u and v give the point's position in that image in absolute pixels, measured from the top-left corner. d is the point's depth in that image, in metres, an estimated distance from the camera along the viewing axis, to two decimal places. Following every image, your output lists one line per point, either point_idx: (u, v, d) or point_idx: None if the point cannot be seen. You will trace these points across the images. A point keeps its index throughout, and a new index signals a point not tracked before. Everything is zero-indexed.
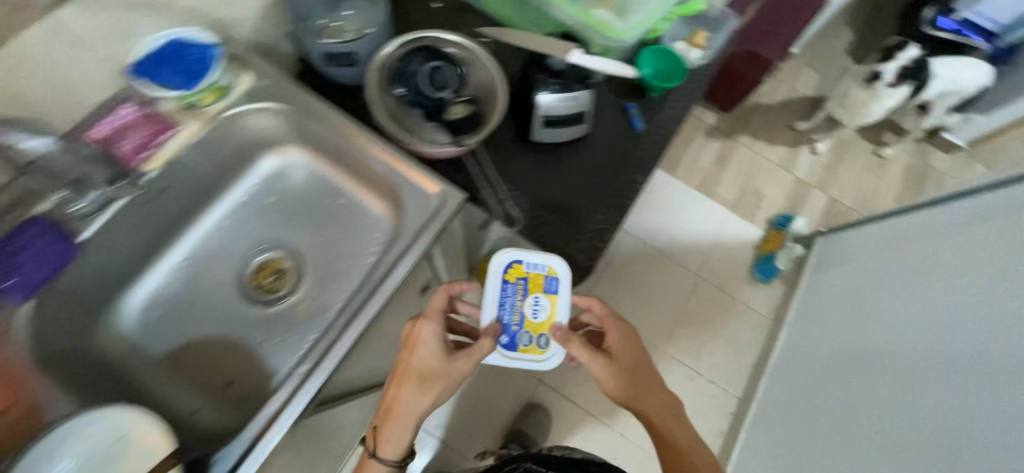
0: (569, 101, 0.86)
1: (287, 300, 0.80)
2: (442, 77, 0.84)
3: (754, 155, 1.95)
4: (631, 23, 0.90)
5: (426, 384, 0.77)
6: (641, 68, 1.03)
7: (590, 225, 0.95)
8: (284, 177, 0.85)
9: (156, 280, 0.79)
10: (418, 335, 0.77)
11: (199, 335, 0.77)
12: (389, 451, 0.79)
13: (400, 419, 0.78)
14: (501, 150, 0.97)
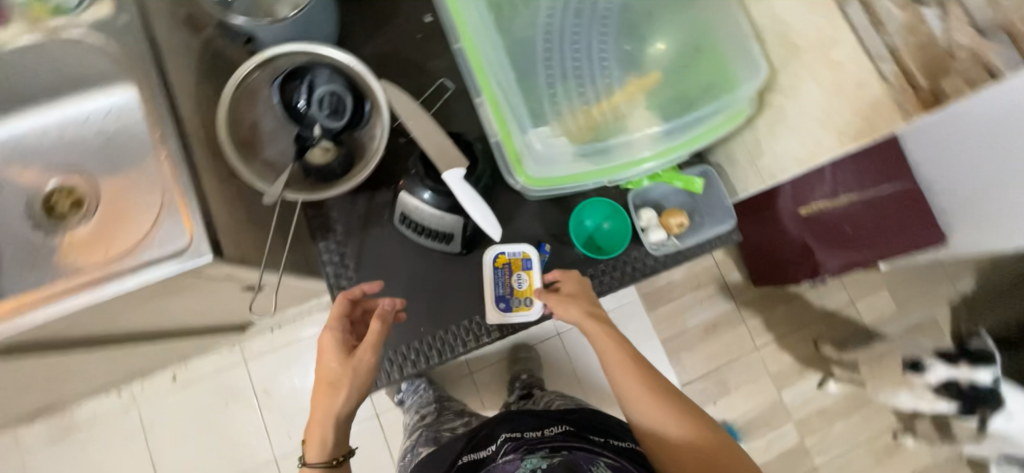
0: (441, 217, 0.73)
1: (61, 234, 0.75)
2: (324, 105, 0.71)
3: (758, 351, 1.37)
4: (550, 171, 0.70)
5: (353, 367, 0.68)
6: (581, 218, 0.85)
7: (400, 352, 0.79)
8: (128, 114, 0.77)
9: None
10: (321, 341, 0.70)
11: None
12: (318, 451, 0.68)
13: (315, 415, 0.68)
14: (371, 215, 0.82)
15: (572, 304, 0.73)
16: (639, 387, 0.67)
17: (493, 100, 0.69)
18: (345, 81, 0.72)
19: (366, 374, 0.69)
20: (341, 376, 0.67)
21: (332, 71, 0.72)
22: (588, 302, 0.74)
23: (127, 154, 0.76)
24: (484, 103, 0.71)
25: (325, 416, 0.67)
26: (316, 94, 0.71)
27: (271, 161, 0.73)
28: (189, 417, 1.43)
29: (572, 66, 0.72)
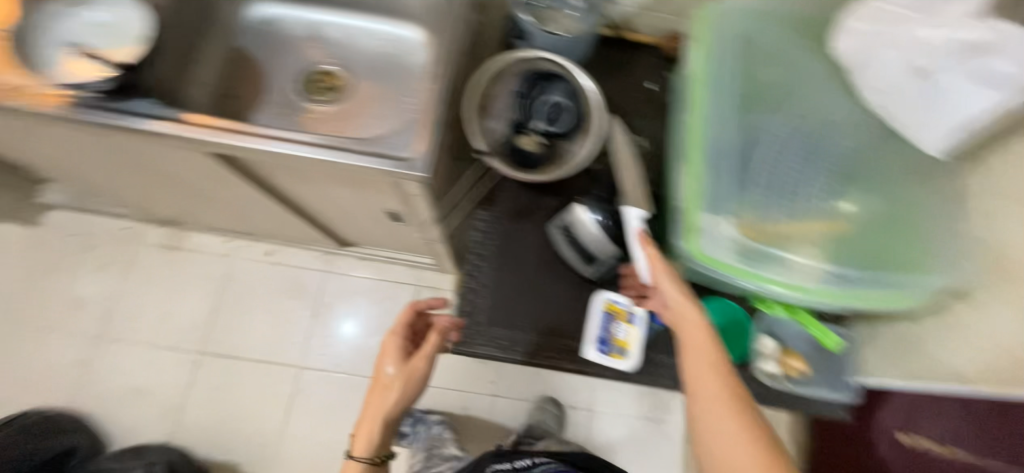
0: (604, 240, 0.80)
1: (311, 104, 0.92)
2: (550, 112, 0.85)
3: None
4: (715, 253, 0.74)
5: (411, 371, 0.80)
6: (707, 312, 0.87)
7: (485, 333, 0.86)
8: (406, 49, 0.95)
9: (285, 14, 0.95)
10: (385, 345, 0.84)
11: (259, 63, 0.93)
12: (363, 448, 0.79)
13: (370, 411, 0.80)
14: (533, 210, 0.91)
15: (665, 280, 0.72)
16: (706, 367, 0.66)
17: (696, 174, 0.76)
18: (572, 92, 0.87)
19: (417, 382, 0.80)
20: (393, 383, 0.79)
21: (565, 83, 0.87)
22: (682, 288, 0.72)
23: (390, 75, 0.94)
24: (685, 173, 0.77)
25: (380, 411, 0.79)
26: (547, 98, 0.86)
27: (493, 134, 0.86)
28: (261, 291, 1.58)
29: (781, 178, 0.76)
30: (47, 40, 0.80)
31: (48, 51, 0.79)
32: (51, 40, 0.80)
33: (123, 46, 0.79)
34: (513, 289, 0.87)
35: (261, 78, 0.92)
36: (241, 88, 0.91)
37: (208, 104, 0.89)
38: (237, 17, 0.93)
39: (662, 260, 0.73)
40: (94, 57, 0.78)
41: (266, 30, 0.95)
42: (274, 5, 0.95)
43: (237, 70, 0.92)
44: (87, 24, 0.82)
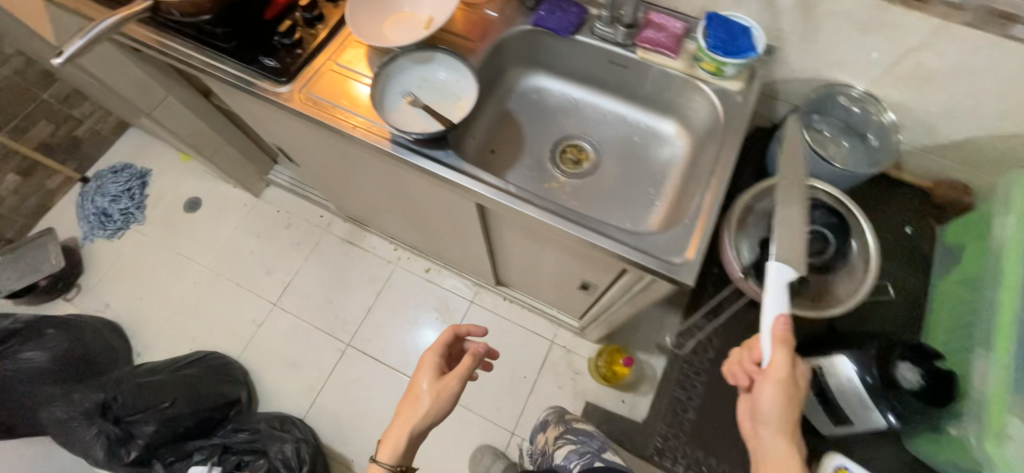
0: (857, 391, 0.78)
1: (558, 172, 0.98)
2: (814, 245, 0.81)
3: None
4: None
5: (436, 391, 0.82)
6: None
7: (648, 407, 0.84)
8: (659, 141, 0.98)
9: (555, 87, 1.03)
10: (423, 358, 0.87)
11: (521, 126, 1.02)
12: (387, 453, 0.78)
13: (399, 421, 0.80)
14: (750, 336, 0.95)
15: (771, 390, 0.63)
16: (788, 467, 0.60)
17: (1008, 362, 0.68)
18: (843, 218, 0.81)
19: (445, 404, 0.81)
20: (439, 391, 0.82)
21: (833, 209, 0.82)
22: (785, 411, 0.63)
23: (641, 162, 0.97)
24: (990, 358, 0.70)
25: (403, 429, 0.79)
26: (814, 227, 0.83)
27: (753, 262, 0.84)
28: (413, 303, 1.68)
29: None
30: (393, 91, 0.85)
31: (397, 103, 0.85)
32: (398, 91, 0.85)
33: (466, 104, 0.84)
34: (718, 419, 0.93)
35: (522, 140, 1.01)
36: (503, 145, 1.00)
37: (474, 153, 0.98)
38: (513, 81, 1.03)
39: (784, 369, 0.63)
40: (442, 115, 0.83)
41: (536, 98, 1.03)
42: (547, 77, 1.03)
43: (502, 128, 1.01)
44: (423, 78, 0.86)
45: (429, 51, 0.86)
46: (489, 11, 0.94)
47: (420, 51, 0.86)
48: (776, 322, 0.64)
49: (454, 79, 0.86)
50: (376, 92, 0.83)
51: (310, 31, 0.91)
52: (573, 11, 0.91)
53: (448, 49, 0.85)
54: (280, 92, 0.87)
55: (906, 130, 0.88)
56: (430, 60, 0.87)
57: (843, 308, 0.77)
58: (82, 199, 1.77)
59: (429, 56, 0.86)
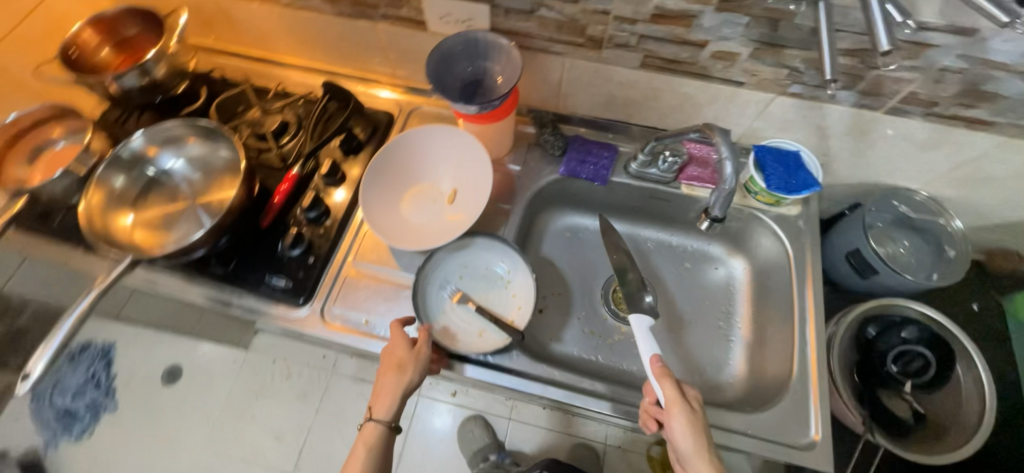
0: None
1: (618, 321, 0.88)
2: (914, 366, 0.75)
3: None
4: None
5: (406, 365, 0.66)
6: None
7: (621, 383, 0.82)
8: (712, 264, 0.90)
9: (590, 223, 0.94)
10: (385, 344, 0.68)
11: (562, 272, 0.92)
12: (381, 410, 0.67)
13: (382, 382, 0.66)
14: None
15: (681, 427, 0.60)
16: None
17: None
18: (933, 331, 0.75)
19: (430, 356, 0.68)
20: (411, 357, 0.66)
21: (920, 324, 0.76)
22: (700, 439, 0.59)
23: (705, 293, 0.88)
24: None
25: (393, 392, 0.66)
26: (908, 347, 0.75)
27: (857, 398, 0.77)
28: None
29: None
30: (438, 291, 0.76)
31: (443, 302, 0.76)
32: (441, 287, 0.77)
33: (521, 299, 0.77)
34: None
35: (567, 288, 0.90)
36: (549, 301, 0.89)
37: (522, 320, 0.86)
38: (546, 226, 0.94)
39: (680, 399, 0.61)
40: (499, 315, 0.75)
41: (571, 238, 0.94)
42: (580, 215, 0.95)
43: (544, 282, 0.90)
44: (465, 266, 0.79)
45: (471, 240, 0.78)
46: (512, 164, 0.87)
47: (459, 241, 0.78)
48: (651, 360, 0.66)
49: (500, 266, 0.78)
50: (419, 293, 0.74)
51: (318, 229, 0.79)
52: (606, 156, 0.85)
53: (493, 236, 0.78)
54: (299, 315, 0.75)
55: (959, 216, 0.86)
56: (472, 246, 0.79)
57: (976, 437, 0.69)
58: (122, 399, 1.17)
59: (471, 244, 0.78)
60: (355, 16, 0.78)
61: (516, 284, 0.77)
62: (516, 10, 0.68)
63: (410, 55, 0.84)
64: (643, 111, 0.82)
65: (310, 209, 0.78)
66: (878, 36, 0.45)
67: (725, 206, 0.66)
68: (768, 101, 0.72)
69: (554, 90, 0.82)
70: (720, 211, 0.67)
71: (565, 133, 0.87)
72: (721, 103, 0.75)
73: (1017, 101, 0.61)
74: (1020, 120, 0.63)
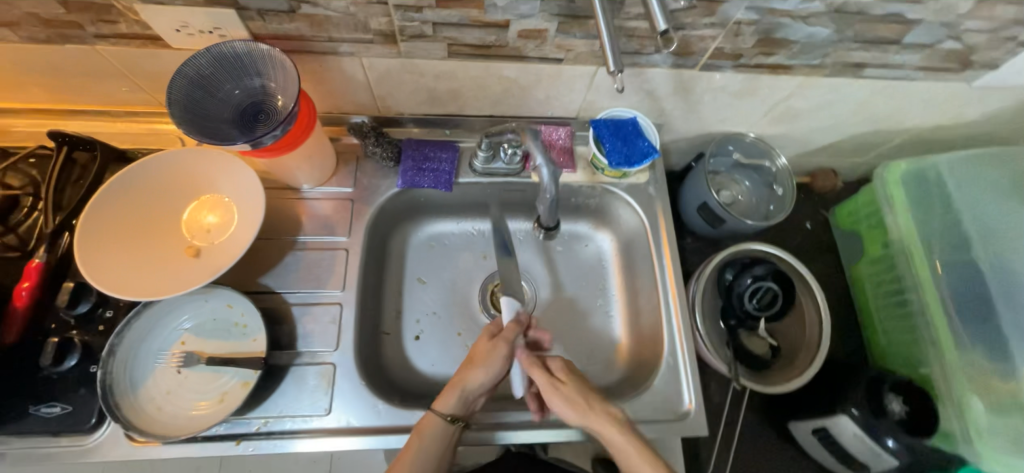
0: (874, 451, 0.72)
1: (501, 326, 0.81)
2: (764, 297, 0.80)
3: None
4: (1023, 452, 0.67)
5: (480, 358, 0.63)
6: None
7: None
8: (582, 242, 0.87)
9: (452, 227, 0.85)
10: None
11: (431, 288, 0.82)
12: None
13: None
14: (762, 418, 0.85)
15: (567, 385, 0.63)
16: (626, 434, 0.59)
17: (958, 365, 0.72)
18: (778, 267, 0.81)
19: None
20: None
21: (764, 262, 0.81)
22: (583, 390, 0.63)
23: (580, 275, 0.86)
24: (944, 363, 0.74)
25: None
26: (759, 284, 0.80)
27: (720, 341, 0.81)
28: None
29: None
30: (139, 373, 0.59)
31: (148, 383, 0.59)
32: (147, 362, 0.60)
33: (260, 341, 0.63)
34: None
35: (439, 305, 0.81)
36: (422, 325, 0.79)
37: (396, 357, 0.76)
38: (403, 242, 0.83)
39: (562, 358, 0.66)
40: (235, 373, 0.62)
41: (435, 248, 0.84)
42: (438, 221, 0.85)
43: (413, 305, 0.80)
44: (183, 326, 0.63)
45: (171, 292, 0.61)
46: (343, 187, 0.75)
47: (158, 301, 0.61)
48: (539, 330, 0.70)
49: (227, 308, 0.64)
50: (108, 383, 0.57)
51: (94, 327, 0.61)
52: (446, 158, 0.76)
53: (219, 288, 0.64)
54: (95, 444, 0.58)
55: (783, 148, 0.92)
56: (192, 301, 0.64)
57: (819, 353, 0.77)
58: None
59: (211, 292, 0.64)
60: (57, 40, 0.58)
61: (252, 328, 0.64)
62: (272, 10, 0.54)
63: (164, 79, 0.65)
64: (471, 101, 0.73)
65: (76, 305, 0.60)
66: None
67: (550, 210, 0.70)
68: (592, 74, 0.67)
69: (365, 92, 0.70)
70: (546, 215, 0.71)
71: (395, 139, 0.76)
72: (549, 82, 0.69)
73: (806, 45, 0.62)
74: (812, 61, 0.66)
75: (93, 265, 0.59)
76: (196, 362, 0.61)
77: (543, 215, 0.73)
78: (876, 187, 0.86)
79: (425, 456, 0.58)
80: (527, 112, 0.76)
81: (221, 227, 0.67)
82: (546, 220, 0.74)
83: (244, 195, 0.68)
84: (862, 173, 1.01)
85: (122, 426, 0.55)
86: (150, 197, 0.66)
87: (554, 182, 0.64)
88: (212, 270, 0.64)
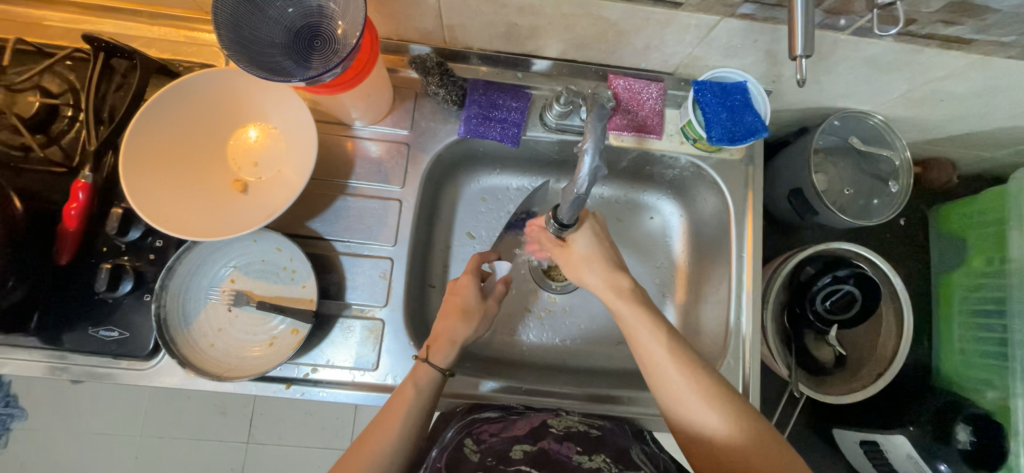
0: None
1: (550, 293, 0.76)
2: (842, 303, 0.73)
3: None
4: None
5: (467, 313, 0.61)
6: None
7: (522, 363, 0.73)
8: (647, 213, 0.79)
9: (509, 182, 0.78)
10: None
11: (482, 244, 0.76)
12: None
13: None
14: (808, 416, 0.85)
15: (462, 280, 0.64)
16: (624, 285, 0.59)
17: None
18: (864, 270, 0.73)
19: None
20: None
21: (851, 264, 0.73)
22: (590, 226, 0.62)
23: (639, 251, 0.78)
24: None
25: None
26: (836, 286, 0.73)
27: (781, 341, 0.76)
28: None
29: None
30: (189, 308, 0.59)
31: (200, 319, 0.59)
32: (199, 297, 0.59)
33: (310, 289, 0.61)
34: None
35: None
36: None
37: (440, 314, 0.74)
38: (456, 192, 0.76)
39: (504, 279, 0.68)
40: (285, 320, 0.60)
41: (488, 203, 0.77)
42: (495, 174, 0.77)
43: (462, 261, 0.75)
44: (231, 265, 0.61)
45: (215, 231, 0.58)
46: (399, 129, 0.67)
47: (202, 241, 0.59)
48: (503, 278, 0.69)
49: (276, 251, 0.62)
50: (164, 317, 0.57)
51: (146, 255, 0.60)
52: (516, 108, 0.66)
53: (270, 232, 0.61)
54: (152, 369, 0.59)
55: (905, 133, 0.78)
56: (241, 240, 0.61)
57: (890, 368, 0.71)
58: (70, 427, 0.98)
59: (258, 232, 0.61)
60: None
61: (302, 274, 0.61)
62: None
63: None
64: (554, 42, 0.62)
65: (126, 231, 0.58)
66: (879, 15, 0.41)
67: (575, 205, 0.49)
68: (712, 25, 0.55)
69: (431, 19, 0.59)
70: (570, 209, 0.51)
71: (460, 77, 0.66)
72: (655, 30, 0.57)
73: (1009, 16, 0.48)
74: (1004, 37, 0.52)
75: (145, 200, 0.55)
76: (245, 303, 0.60)
77: (563, 212, 0.53)
78: (1005, 195, 0.73)
79: (420, 391, 0.56)
80: (616, 60, 0.64)
81: (268, 164, 0.63)
82: (567, 214, 0.53)
83: (293, 127, 0.62)
84: (982, 170, 0.87)
85: (178, 360, 0.56)
86: (192, 128, 0.61)
87: (592, 184, 0.41)
88: (268, 206, 0.61)
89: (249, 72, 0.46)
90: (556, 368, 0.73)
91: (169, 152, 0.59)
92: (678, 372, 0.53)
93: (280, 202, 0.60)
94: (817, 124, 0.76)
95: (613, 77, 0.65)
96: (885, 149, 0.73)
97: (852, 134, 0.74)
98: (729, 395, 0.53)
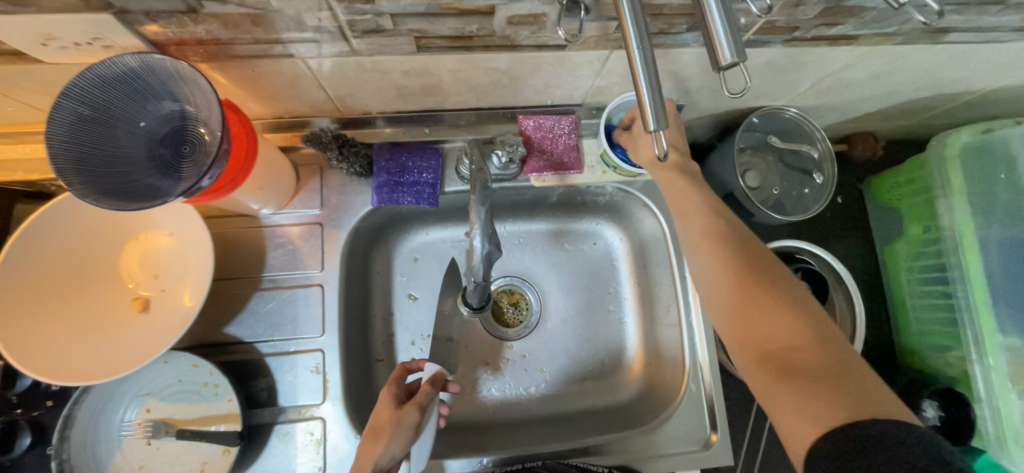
0: None
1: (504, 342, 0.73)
2: None
3: None
4: None
5: (382, 429, 0.52)
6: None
7: (487, 425, 0.70)
8: (589, 242, 0.77)
9: (441, 236, 0.74)
10: None
11: (423, 307, 0.72)
12: None
13: None
14: None
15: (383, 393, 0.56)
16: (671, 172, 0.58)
17: (998, 363, 0.66)
18: (809, 264, 0.72)
19: None
20: None
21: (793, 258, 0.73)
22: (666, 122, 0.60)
23: (588, 281, 0.76)
24: (984, 365, 0.68)
25: None
26: None
27: None
28: None
29: None
30: (97, 454, 0.53)
31: (114, 462, 0.53)
32: (109, 439, 0.54)
33: (236, 404, 0.56)
34: None
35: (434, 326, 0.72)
36: (415, 346, 0.71)
37: None
38: (388, 257, 0.73)
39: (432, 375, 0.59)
40: (212, 444, 0.55)
41: (421, 263, 0.73)
42: (425, 231, 0.74)
43: (405, 328, 0.71)
44: (142, 395, 0.56)
45: (113, 367, 0.53)
46: (309, 209, 0.63)
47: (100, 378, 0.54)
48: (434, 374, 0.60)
49: (191, 368, 0.56)
50: (69, 472, 0.51)
51: (39, 406, 0.54)
52: (427, 168, 0.63)
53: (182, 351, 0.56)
54: None
55: (823, 118, 0.78)
56: (148, 365, 0.56)
57: None
58: None
59: (170, 353, 0.56)
60: None
61: (223, 389, 0.56)
62: (165, 10, 0.39)
63: (54, 95, 0.50)
64: (453, 95, 0.59)
65: (15, 382, 0.53)
66: (718, 47, 0.34)
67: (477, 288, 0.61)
68: (604, 58, 0.53)
69: (316, 94, 0.56)
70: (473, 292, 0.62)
71: (363, 145, 0.63)
72: (551, 70, 0.55)
73: (886, 11, 0.48)
74: (886, 29, 0.52)
75: (24, 351, 0.50)
76: (163, 433, 0.55)
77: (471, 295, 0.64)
78: (926, 162, 0.75)
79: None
80: (522, 101, 0.62)
81: (168, 277, 0.58)
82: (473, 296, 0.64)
83: (188, 232, 0.57)
84: (903, 137, 0.89)
85: None
86: (74, 253, 0.55)
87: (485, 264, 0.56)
88: (173, 323, 0.56)
89: (95, 205, 0.41)
90: (523, 422, 0.70)
91: (48, 287, 0.53)
92: (746, 279, 0.49)
93: (184, 317, 0.55)
94: (738, 124, 0.76)
95: (521, 116, 0.63)
96: (806, 144, 0.72)
97: (771, 129, 0.74)
98: (799, 295, 0.48)
